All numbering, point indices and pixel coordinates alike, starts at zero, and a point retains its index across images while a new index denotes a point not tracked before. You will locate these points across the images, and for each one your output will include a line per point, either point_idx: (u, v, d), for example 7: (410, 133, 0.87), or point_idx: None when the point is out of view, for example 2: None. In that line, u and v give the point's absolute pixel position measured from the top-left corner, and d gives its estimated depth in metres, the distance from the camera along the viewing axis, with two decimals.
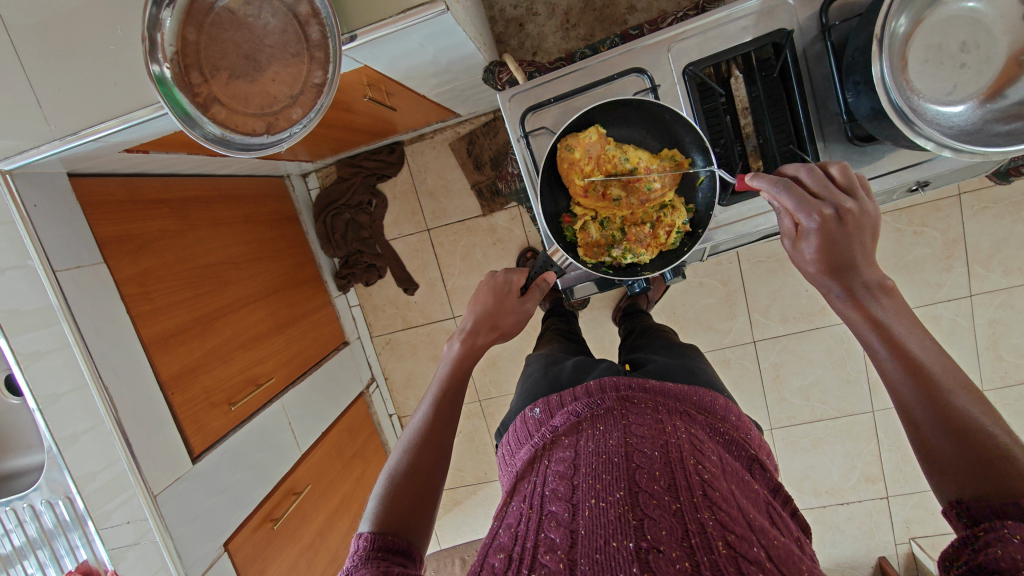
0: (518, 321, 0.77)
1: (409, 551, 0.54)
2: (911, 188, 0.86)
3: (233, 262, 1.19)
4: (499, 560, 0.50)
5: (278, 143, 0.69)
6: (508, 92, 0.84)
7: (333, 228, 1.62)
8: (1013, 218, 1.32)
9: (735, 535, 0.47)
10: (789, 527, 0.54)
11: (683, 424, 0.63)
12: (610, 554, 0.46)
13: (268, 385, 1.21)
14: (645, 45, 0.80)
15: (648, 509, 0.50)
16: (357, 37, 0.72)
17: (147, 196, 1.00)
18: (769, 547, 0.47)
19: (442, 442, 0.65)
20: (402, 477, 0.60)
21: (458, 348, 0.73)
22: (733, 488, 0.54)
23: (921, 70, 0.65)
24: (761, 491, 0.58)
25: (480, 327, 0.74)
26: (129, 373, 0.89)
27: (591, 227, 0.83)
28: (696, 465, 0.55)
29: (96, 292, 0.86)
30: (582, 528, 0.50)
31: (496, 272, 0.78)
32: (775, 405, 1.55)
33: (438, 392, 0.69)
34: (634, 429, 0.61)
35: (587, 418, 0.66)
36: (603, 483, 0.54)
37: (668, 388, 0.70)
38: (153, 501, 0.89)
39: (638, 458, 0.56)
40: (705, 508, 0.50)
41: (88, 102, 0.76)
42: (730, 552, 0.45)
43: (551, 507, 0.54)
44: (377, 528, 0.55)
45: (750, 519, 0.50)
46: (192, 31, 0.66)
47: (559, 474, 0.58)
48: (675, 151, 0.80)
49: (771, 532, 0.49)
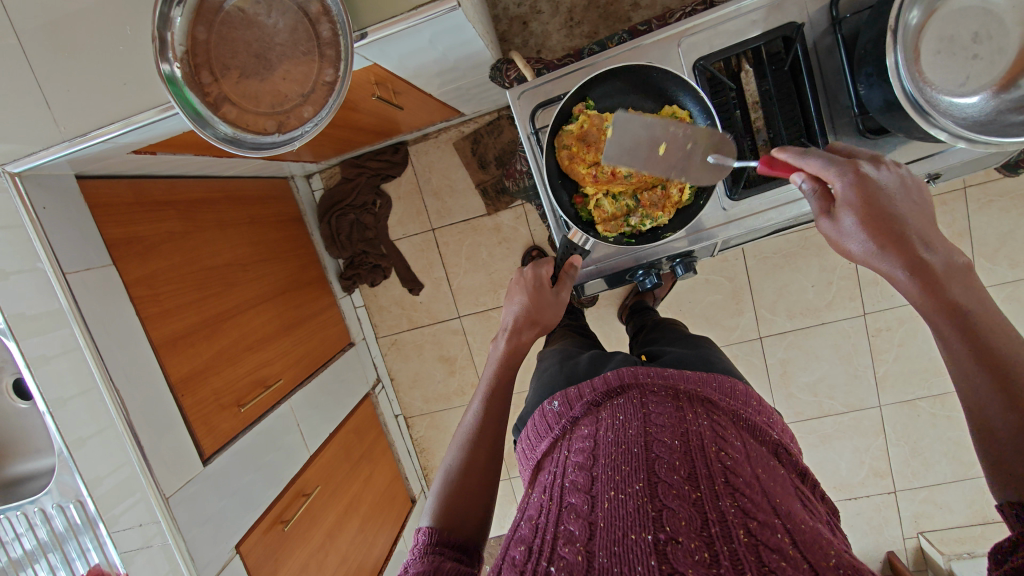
0: (560, 312, 0.79)
1: (465, 546, 0.57)
2: (922, 180, 0.86)
3: (240, 263, 1.19)
4: (519, 552, 0.51)
5: (290, 142, 0.68)
6: (518, 89, 0.84)
7: (338, 229, 1.62)
8: (1018, 211, 1.32)
9: (757, 523, 0.47)
10: (819, 512, 0.54)
11: (704, 412, 0.63)
12: (628, 545, 0.46)
13: (276, 387, 1.21)
14: (654, 40, 0.80)
15: (667, 500, 0.50)
16: (368, 34, 0.72)
17: (154, 198, 1.00)
18: (793, 532, 0.47)
19: (482, 447, 0.65)
20: (457, 473, 0.63)
21: (503, 348, 0.75)
22: (757, 473, 0.54)
23: (933, 61, 0.65)
24: (788, 476, 0.58)
25: (520, 327, 0.76)
26: (140, 376, 0.89)
27: (604, 202, 0.82)
28: (718, 453, 0.55)
29: (106, 294, 0.86)
30: (600, 519, 0.50)
31: (526, 270, 0.80)
32: (782, 401, 1.54)
33: (486, 391, 0.72)
34: (654, 418, 0.60)
35: (607, 407, 0.66)
36: (622, 473, 0.54)
37: (688, 374, 0.70)
38: (165, 503, 0.88)
39: (657, 447, 0.56)
40: (726, 497, 0.50)
41: (95, 102, 0.76)
42: (750, 542, 0.45)
43: (570, 498, 0.54)
44: (435, 524, 0.58)
45: (775, 506, 0.50)
46: (202, 31, 0.66)
47: (578, 464, 0.58)
48: (676, 107, 0.78)
49: (797, 519, 0.49)
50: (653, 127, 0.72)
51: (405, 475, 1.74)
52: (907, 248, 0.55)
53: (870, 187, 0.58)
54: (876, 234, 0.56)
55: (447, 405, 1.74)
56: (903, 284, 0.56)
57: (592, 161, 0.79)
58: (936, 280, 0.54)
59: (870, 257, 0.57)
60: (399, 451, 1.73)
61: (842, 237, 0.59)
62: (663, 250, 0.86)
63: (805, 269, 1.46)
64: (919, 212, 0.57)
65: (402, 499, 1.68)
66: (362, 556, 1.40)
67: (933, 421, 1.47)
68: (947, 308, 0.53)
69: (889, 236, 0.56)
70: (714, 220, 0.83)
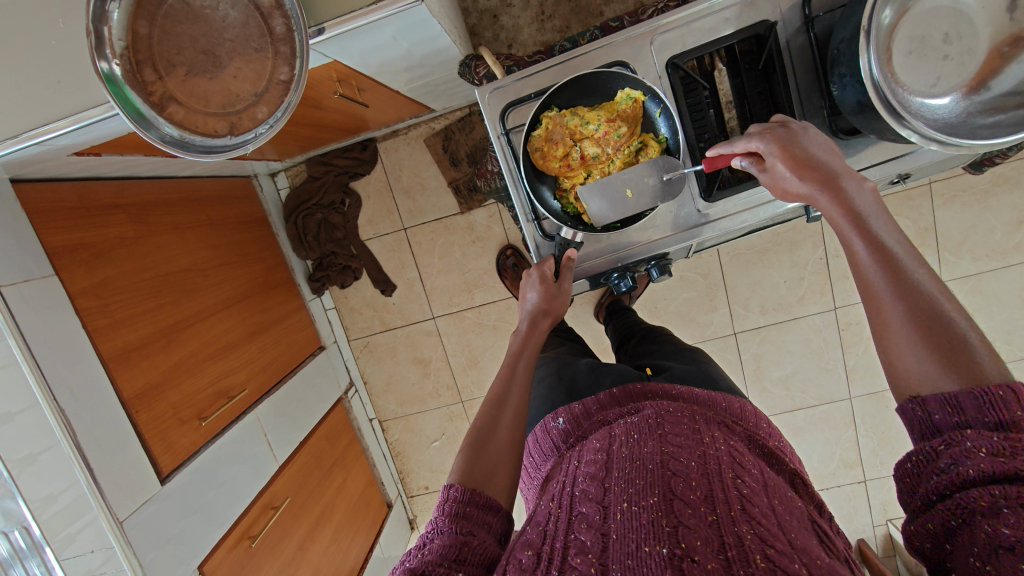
0: (569, 301, 0.84)
1: (495, 504, 0.60)
2: (893, 180, 0.85)
3: (200, 268, 1.14)
4: (526, 556, 0.50)
5: (242, 145, 0.64)
6: (487, 87, 0.80)
7: (305, 229, 1.55)
8: (980, 206, 1.35)
9: (775, 550, 0.44)
10: (838, 549, 0.51)
11: (722, 437, 0.61)
12: (642, 557, 0.45)
13: (241, 397, 1.16)
14: (626, 37, 0.77)
15: (683, 517, 0.48)
16: (326, 30, 0.68)
17: (101, 201, 0.94)
18: (812, 565, 0.43)
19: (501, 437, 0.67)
20: (480, 443, 0.65)
21: (521, 331, 0.81)
22: (774, 505, 0.51)
23: (905, 62, 0.65)
24: (807, 509, 0.55)
25: (535, 316, 0.81)
26: (88, 393, 0.83)
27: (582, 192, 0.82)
28: (735, 479, 0.53)
29: (48, 306, 0.81)
30: (613, 531, 0.49)
31: (531, 270, 0.83)
32: (756, 396, 1.56)
33: (504, 375, 0.75)
34: (671, 439, 0.59)
35: (620, 425, 0.65)
36: (637, 488, 0.53)
37: (698, 394, 0.72)
38: (119, 526, 0.83)
39: (674, 465, 0.54)
40: (743, 523, 0.47)
41: (23, 101, 0.69)
42: (767, 566, 0.42)
43: (581, 508, 0.53)
44: (462, 483, 0.60)
45: (792, 539, 0.46)
46: (144, 25, 0.61)
47: (589, 476, 0.57)
48: (628, 90, 0.76)
49: (815, 551, 0.45)
50: (619, 181, 0.77)
51: (381, 480, 1.70)
52: (826, 175, 0.60)
53: (791, 135, 0.63)
54: (801, 169, 0.61)
55: (422, 407, 1.70)
56: (828, 206, 0.59)
57: (563, 158, 0.79)
58: (851, 200, 0.58)
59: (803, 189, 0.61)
60: (374, 456, 1.69)
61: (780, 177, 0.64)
62: (642, 252, 0.84)
63: (777, 264, 1.47)
64: (836, 157, 0.62)
65: (378, 504, 1.64)
66: (336, 566, 1.36)
67: None
68: (858, 223, 0.57)
69: (814, 170, 0.61)
70: (688, 222, 0.82)
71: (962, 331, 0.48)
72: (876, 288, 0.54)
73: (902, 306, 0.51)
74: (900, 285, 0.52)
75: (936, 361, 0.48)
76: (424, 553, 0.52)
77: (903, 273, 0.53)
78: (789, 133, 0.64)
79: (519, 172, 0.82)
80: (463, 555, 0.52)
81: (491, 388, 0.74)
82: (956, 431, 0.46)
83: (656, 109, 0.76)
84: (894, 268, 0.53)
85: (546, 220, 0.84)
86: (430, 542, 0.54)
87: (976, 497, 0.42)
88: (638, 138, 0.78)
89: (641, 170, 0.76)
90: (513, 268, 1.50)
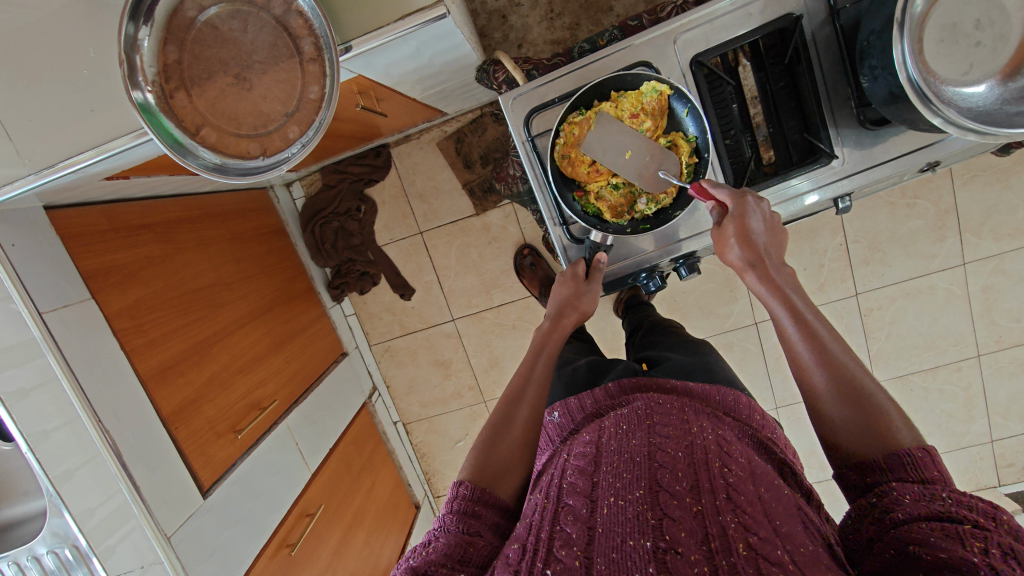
0: (598, 302, 0.83)
1: (503, 505, 0.60)
2: (922, 168, 0.84)
3: (224, 282, 1.14)
4: (513, 550, 0.50)
5: (277, 166, 0.64)
6: (511, 94, 0.81)
7: (322, 237, 1.55)
8: (1002, 185, 1.33)
9: (757, 538, 0.46)
10: (822, 531, 0.52)
11: (710, 426, 0.62)
12: (627, 552, 0.46)
13: (272, 408, 1.17)
14: (647, 38, 0.77)
15: (668, 509, 0.49)
16: (353, 47, 0.69)
17: (130, 222, 0.95)
18: (794, 553, 0.45)
19: (510, 438, 0.66)
20: (499, 424, 0.67)
21: (545, 326, 0.82)
22: (761, 492, 0.52)
23: (937, 50, 0.63)
24: (793, 494, 0.56)
25: (563, 311, 0.82)
26: (130, 413, 0.85)
27: (607, 193, 0.80)
28: (722, 467, 0.54)
29: (87, 330, 0.82)
30: (599, 524, 0.49)
31: (563, 275, 0.84)
32: (779, 384, 1.55)
33: (529, 360, 0.77)
34: (658, 430, 0.60)
35: (610, 418, 0.66)
36: (624, 481, 0.53)
37: (690, 387, 0.72)
38: (167, 541, 0.85)
39: (661, 457, 0.55)
40: (728, 512, 0.48)
41: (61, 132, 0.71)
42: (750, 555, 0.44)
43: (568, 500, 0.53)
44: (474, 480, 0.60)
45: (777, 526, 0.48)
46: (174, 50, 0.62)
47: (578, 468, 0.57)
48: (655, 82, 0.73)
49: (799, 538, 0.48)
50: (620, 137, 0.74)
51: (407, 481, 1.71)
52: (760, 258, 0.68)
53: (748, 211, 0.68)
54: (744, 246, 0.68)
55: (445, 408, 1.71)
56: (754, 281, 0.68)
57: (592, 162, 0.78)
58: (775, 281, 0.67)
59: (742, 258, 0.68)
60: (398, 458, 1.70)
61: (724, 241, 0.70)
62: (660, 254, 0.84)
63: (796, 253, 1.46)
64: (774, 239, 0.69)
65: (405, 506, 1.65)
66: (369, 570, 1.38)
67: (926, 395, 1.47)
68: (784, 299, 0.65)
69: (753, 248, 0.68)
70: None
71: (879, 410, 0.54)
72: (805, 358, 0.61)
73: (827, 378, 0.58)
74: (823, 358, 0.59)
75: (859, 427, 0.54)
76: (427, 550, 0.52)
77: (825, 347, 0.60)
78: (746, 207, 0.69)
79: (545, 176, 0.82)
80: (467, 555, 0.52)
81: (511, 382, 0.74)
82: (888, 490, 0.49)
83: (682, 109, 0.75)
84: (816, 343, 0.60)
85: (573, 224, 0.85)
86: (435, 540, 0.54)
87: (915, 529, 0.44)
88: (666, 136, 0.77)
89: (652, 145, 0.74)
90: (531, 267, 1.50)
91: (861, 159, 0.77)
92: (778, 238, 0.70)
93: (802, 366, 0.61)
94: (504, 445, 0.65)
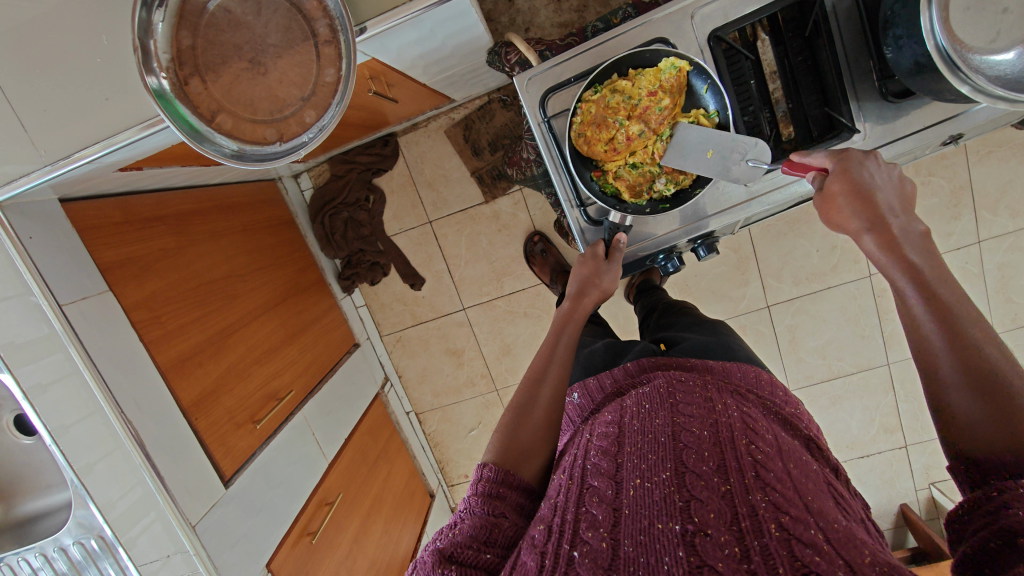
0: (619, 280, 0.83)
1: (528, 486, 0.60)
2: (944, 140, 0.83)
3: (237, 273, 1.14)
4: (539, 531, 0.50)
5: (294, 151, 0.64)
6: (525, 75, 0.79)
7: (332, 228, 1.55)
8: (1018, 160, 1.31)
9: (789, 518, 0.45)
10: (854, 509, 0.52)
11: (734, 403, 0.61)
12: (655, 535, 0.46)
13: (289, 398, 1.18)
14: (664, 14, 0.75)
15: (696, 490, 0.49)
16: (368, 29, 0.69)
17: (144, 214, 0.94)
18: (827, 530, 0.45)
19: (533, 419, 0.66)
20: (522, 404, 0.67)
21: (565, 307, 0.82)
22: (789, 469, 0.51)
23: (962, 19, 0.61)
24: (822, 470, 0.56)
25: (583, 290, 0.82)
26: (151, 404, 0.85)
27: (625, 173, 0.80)
28: (748, 446, 0.53)
29: (106, 322, 0.82)
30: (625, 506, 0.49)
31: (580, 256, 0.84)
32: (792, 366, 1.54)
33: (550, 340, 0.77)
34: (682, 409, 0.59)
35: (631, 396, 0.65)
36: (649, 462, 0.53)
37: (712, 365, 0.72)
38: (192, 530, 0.86)
39: (685, 437, 0.55)
40: (757, 491, 0.48)
41: (76, 122, 0.70)
42: (782, 536, 0.43)
43: (593, 481, 0.53)
44: (498, 462, 0.60)
45: (808, 502, 0.48)
46: (187, 36, 0.61)
47: (601, 449, 0.57)
48: (673, 59, 0.72)
49: (831, 515, 0.47)
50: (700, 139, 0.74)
51: (421, 470, 1.72)
52: (881, 216, 0.59)
53: (855, 164, 0.63)
54: (855, 203, 0.61)
55: (458, 397, 1.72)
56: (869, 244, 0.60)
57: (611, 141, 0.77)
58: (900, 242, 0.57)
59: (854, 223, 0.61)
60: (413, 447, 1.71)
61: (834, 206, 0.63)
62: (680, 233, 0.83)
63: (809, 234, 1.45)
64: (901, 196, 0.61)
65: (420, 494, 1.66)
66: (388, 558, 1.39)
67: None
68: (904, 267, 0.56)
69: (867, 204, 0.60)
70: (735, 198, 0.80)
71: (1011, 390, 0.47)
72: (932, 345, 0.52)
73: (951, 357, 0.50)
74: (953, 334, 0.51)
75: (981, 414, 0.48)
76: (453, 533, 0.52)
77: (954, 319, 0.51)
78: (852, 162, 0.63)
79: (561, 157, 0.81)
80: (492, 537, 0.52)
81: (533, 363, 0.74)
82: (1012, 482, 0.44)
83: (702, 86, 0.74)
84: (943, 315, 0.52)
85: (591, 206, 0.84)
86: (461, 521, 0.54)
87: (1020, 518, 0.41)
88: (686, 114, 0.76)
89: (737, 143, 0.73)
90: (541, 254, 1.49)
91: (883, 133, 0.75)
92: (908, 195, 0.61)
93: (928, 358, 0.52)
94: (528, 426, 0.65)
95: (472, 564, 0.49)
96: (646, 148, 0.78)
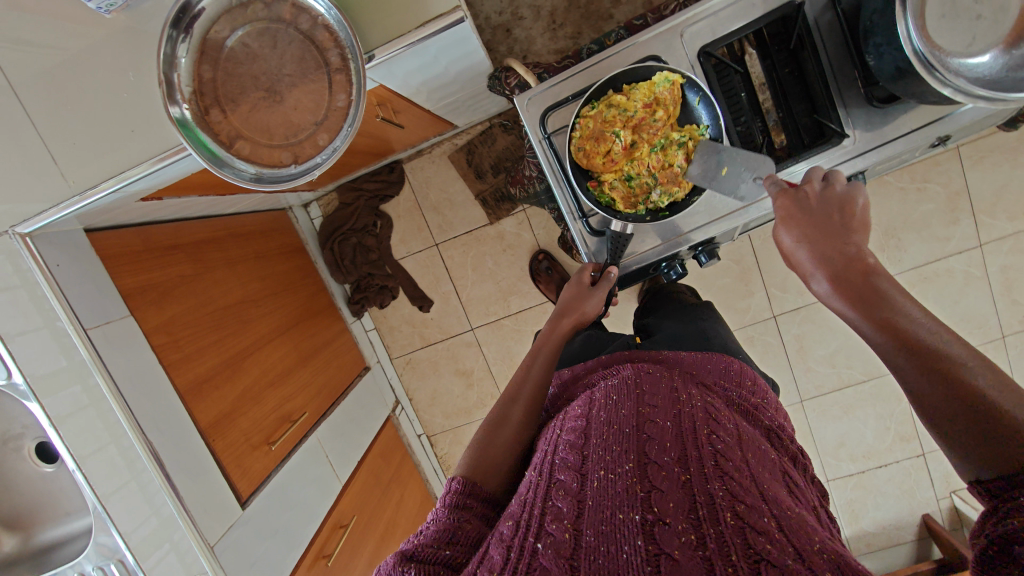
0: (601, 308, 0.86)
1: (492, 497, 0.60)
2: (934, 142, 0.85)
3: (253, 299, 1.18)
4: (506, 527, 0.49)
5: (308, 172, 0.67)
6: (525, 96, 0.84)
7: (342, 254, 1.60)
8: (1012, 164, 1.33)
9: (744, 506, 0.46)
10: (807, 497, 0.54)
11: (700, 395, 0.63)
12: (616, 525, 0.46)
13: (303, 420, 1.19)
14: (654, 34, 0.80)
15: (657, 481, 0.50)
16: (376, 56, 0.73)
17: (163, 243, 0.98)
18: (781, 518, 0.45)
19: (504, 435, 0.66)
20: (492, 423, 0.68)
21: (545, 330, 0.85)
22: (748, 458, 0.53)
23: (938, 25, 0.64)
24: (780, 459, 0.58)
25: (564, 313, 0.86)
26: (171, 425, 0.87)
27: (619, 184, 0.82)
28: (710, 436, 0.55)
29: (127, 346, 0.85)
30: (589, 497, 0.50)
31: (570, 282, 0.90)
32: (802, 375, 1.54)
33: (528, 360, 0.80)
34: (648, 401, 0.61)
35: (599, 390, 0.66)
36: (613, 454, 0.53)
37: (684, 357, 0.74)
38: (211, 551, 0.87)
39: (650, 430, 0.56)
40: (716, 480, 0.49)
41: (104, 155, 0.74)
42: (738, 524, 0.44)
43: (560, 475, 0.53)
44: (465, 475, 0.61)
45: (763, 491, 0.49)
46: (208, 69, 0.65)
47: (569, 442, 0.57)
48: (666, 73, 0.76)
49: (785, 502, 0.48)
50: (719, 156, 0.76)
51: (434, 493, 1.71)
52: (829, 261, 0.57)
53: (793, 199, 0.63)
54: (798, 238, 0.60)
55: (468, 418, 1.71)
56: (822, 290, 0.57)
57: (608, 152, 0.79)
58: (848, 286, 0.54)
59: (806, 265, 0.59)
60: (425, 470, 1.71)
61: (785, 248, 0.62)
62: (667, 245, 0.87)
63: None
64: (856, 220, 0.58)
65: None
66: None
67: None
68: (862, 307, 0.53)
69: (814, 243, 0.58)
70: (729, 206, 0.82)
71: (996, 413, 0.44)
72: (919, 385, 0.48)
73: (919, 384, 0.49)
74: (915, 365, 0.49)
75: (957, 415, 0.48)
76: (417, 538, 0.53)
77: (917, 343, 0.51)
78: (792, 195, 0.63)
79: (563, 173, 0.85)
80: (455, 537, 0.53)
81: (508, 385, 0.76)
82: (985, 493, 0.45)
83: (693, 97, 0.77)
84: None
85: (593, 217, 0.87)
86: (426, 529, 0.54)
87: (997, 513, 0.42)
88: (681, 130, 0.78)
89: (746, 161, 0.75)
90: (547, 271, 1.52)
91: (873, 138, 0.78)
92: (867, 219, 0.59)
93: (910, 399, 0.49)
94: (497, 443, 0.65)
95: (432, 560, 0.49)
96: (641, 160, 0.79)
